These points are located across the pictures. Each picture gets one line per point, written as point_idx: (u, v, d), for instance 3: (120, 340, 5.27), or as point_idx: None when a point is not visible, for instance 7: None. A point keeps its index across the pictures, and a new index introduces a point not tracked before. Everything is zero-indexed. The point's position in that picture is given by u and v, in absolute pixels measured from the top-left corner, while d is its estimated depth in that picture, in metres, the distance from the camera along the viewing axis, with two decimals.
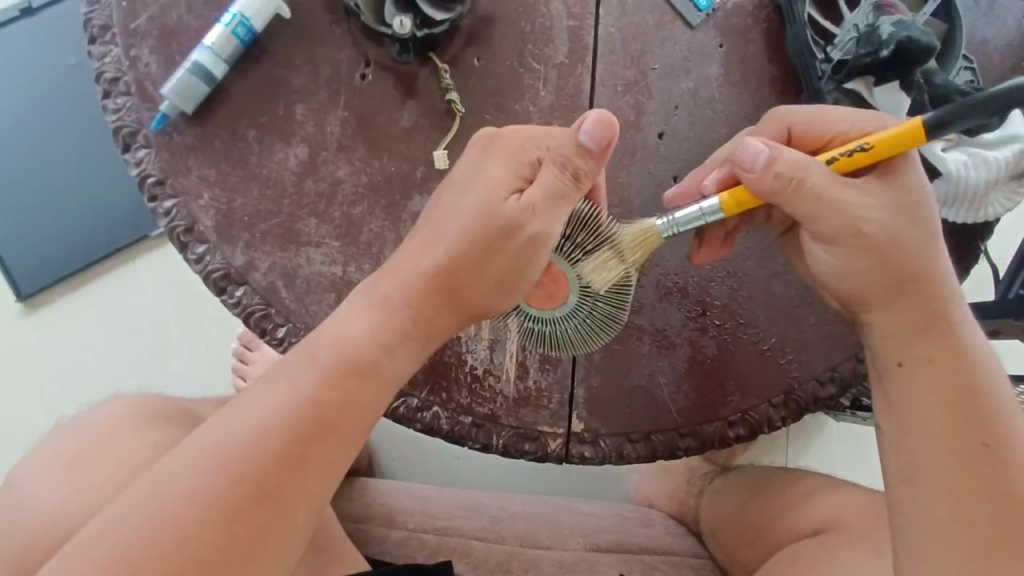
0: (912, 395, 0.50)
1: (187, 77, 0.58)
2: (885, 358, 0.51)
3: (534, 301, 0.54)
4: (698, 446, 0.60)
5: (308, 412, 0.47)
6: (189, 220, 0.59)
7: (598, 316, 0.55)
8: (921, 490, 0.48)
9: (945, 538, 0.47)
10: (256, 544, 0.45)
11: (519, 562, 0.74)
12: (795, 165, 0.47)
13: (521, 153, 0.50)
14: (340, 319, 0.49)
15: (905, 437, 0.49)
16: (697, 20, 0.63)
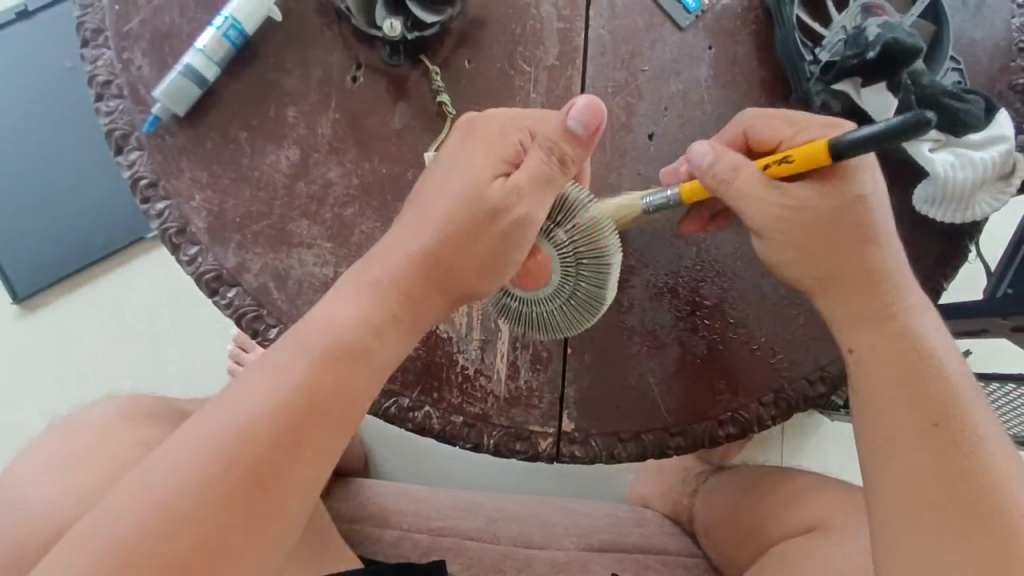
0: (871, 381, 0.51)
1: (179, 79, 0.58)
2: (843, 351, 0.53)
3: (520, 282, 0.54)
4: (688, 446, 0.61)
5: (302, 401, 0.48)
6: (181, 221, 0.59)
7: (580, 296, 0.53)
8: (889, 481, 0.49)
9: (916, 521, 0.47)
10: (243, 536, 0.45)
11: (513, 562, 0.75)
12: (731, 168, 0.51)
13: (505, 140, 0.51)
14: (341, 320, 0.50)
15: (867, 422, 0.51)
16: (686, 21, 0.64)
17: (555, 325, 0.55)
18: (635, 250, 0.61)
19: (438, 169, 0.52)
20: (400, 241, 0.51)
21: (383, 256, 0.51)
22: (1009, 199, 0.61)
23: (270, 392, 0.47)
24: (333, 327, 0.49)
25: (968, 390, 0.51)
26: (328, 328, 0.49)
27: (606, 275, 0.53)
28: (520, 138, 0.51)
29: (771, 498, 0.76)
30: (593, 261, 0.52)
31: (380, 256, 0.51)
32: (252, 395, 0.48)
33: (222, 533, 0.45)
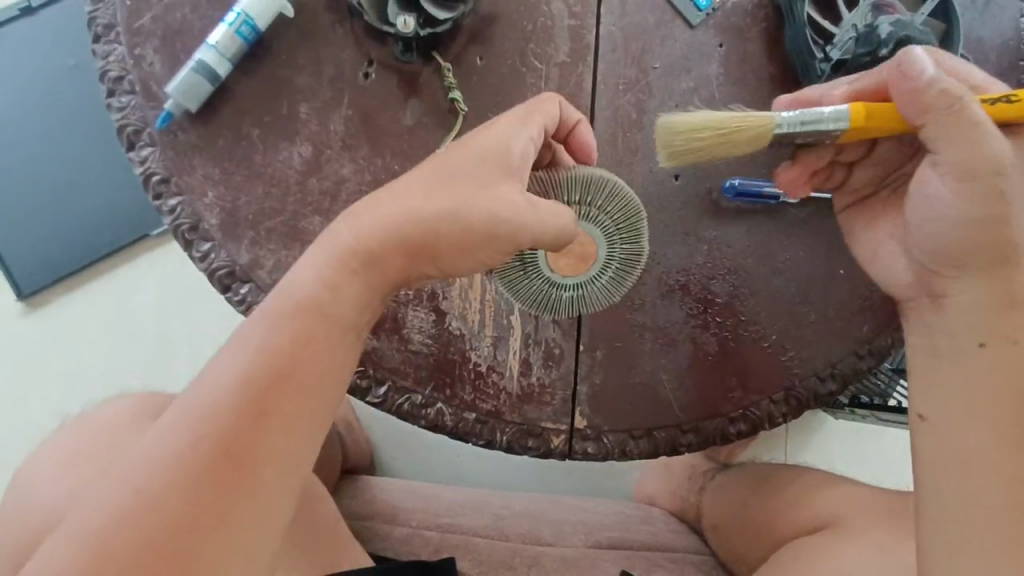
0: (971, 380, 0.49)
1: (192, 76, 0.58)
2: (964, 336, 0.49)
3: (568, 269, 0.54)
4: (700, 442, 0.61)
5: (274, 372, 0.46)
6: (194, 218, 0.59)
7: (624, 254, 0.56)
8: (971, 477, 0.48)
9: (991, 526, 0.47)
10: (222, 512, 0.43)
11: (523, 559, 0.74)
12: (954, 90, 0.46)
13: (519, 138, 0.50)
14: (307, 291, 0.48)
15: (960, 418, 0.49)
16: (697, 19, 0.64)
17: (585, 304, 0.56)
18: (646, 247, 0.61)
19: (438, 156, 0.50)
20: (380, 209, 0.49)
21: (353, 223, 0.49)
22: None
23: (237, 362, 0.46)
24: (305, 299, 0.48)
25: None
26: (295, 303, 0.48)
27: (640, 245, 0.55)
28: (530, 135, 0.51)
29: (781, 496, 0.76)
30: (631, 228, 0.54)
31: (347, 229, 0.49)
32: (223, 369, 0.46)
33: (196, 513, 0.43)
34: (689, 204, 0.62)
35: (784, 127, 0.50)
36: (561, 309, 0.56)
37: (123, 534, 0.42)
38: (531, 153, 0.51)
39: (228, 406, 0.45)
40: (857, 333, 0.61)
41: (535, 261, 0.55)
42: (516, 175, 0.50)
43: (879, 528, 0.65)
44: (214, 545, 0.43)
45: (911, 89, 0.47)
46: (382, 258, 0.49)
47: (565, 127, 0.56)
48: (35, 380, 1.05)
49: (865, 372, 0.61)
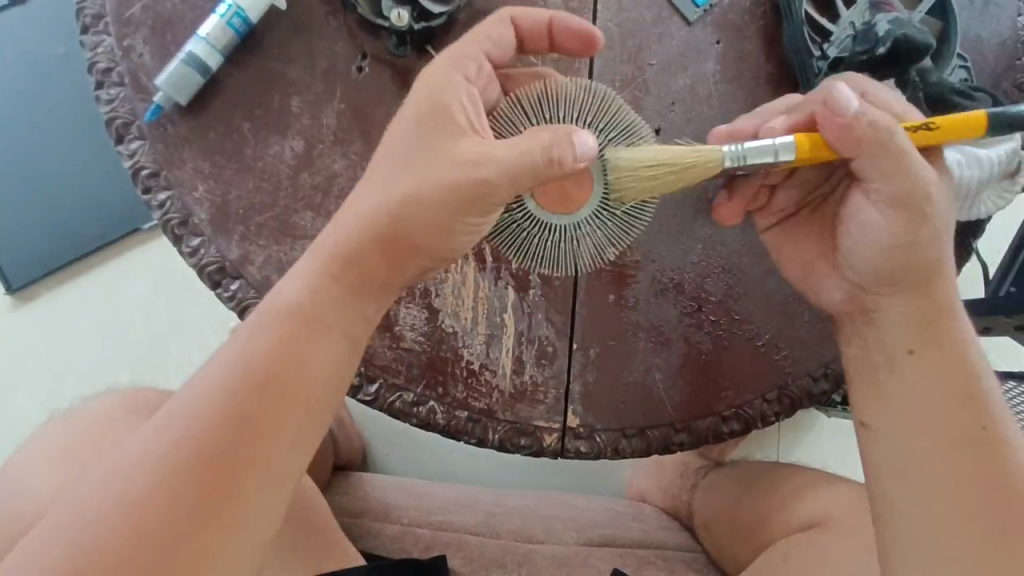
0: (906, 387, 0.49)
1: (181, 67, 0.57)
2: (894, 347, 0.50)
3: (552, 206, 0.53)
4: (692, 442, 0.61)
5: (259, 374, 0.45)
6: (184, 213, 0.58)
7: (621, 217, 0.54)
8: (914, 483, 0.48)
9: (943, 528, 0.46)
10: (209, 521, 0.43)
11: (514, 556, 0.74)
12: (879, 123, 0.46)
13: (457, 87, 0.49)
14: (296, 297, 0.48)
15: (898, 429, 0.49)
16: (694, 16, 0.63)
17: (559, 259, 0.54)
18: (640, 246, 0.61)
19: (386, 142, 0.50)
20: (373, 200, 0.48)
21: (337, 229, 0.49)
22: (1013, 197, 0.62)
23: (229, 363, 0.46)
24: (291, 305, 0.48)
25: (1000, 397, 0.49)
26: (278, 308, 0.48)
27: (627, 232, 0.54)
28: (466, 76, 0.50)
29: (773, 495, 0.76)
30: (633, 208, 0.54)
31: (334, 233, 0.49)
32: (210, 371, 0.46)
33: (179, 520, 0.42)
34: (684, 202, 0.61)
35: (729, 160, 0.49)
36: (534, 253, 0.54)
37: (105, 534, 0.41)
38: (476, 93, 0.50)
39: (214, 406, 0.44)
40: None
41: (524, 200, 0.53)
42: (467, 125, 0.49)
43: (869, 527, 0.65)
44: (197, 544, 0.42)
45: (840, 125, 0.47)
46: (362, 259, 0.49)
47: (540, 30, 0.55)
48: (24, 375, 1.04)
49: None
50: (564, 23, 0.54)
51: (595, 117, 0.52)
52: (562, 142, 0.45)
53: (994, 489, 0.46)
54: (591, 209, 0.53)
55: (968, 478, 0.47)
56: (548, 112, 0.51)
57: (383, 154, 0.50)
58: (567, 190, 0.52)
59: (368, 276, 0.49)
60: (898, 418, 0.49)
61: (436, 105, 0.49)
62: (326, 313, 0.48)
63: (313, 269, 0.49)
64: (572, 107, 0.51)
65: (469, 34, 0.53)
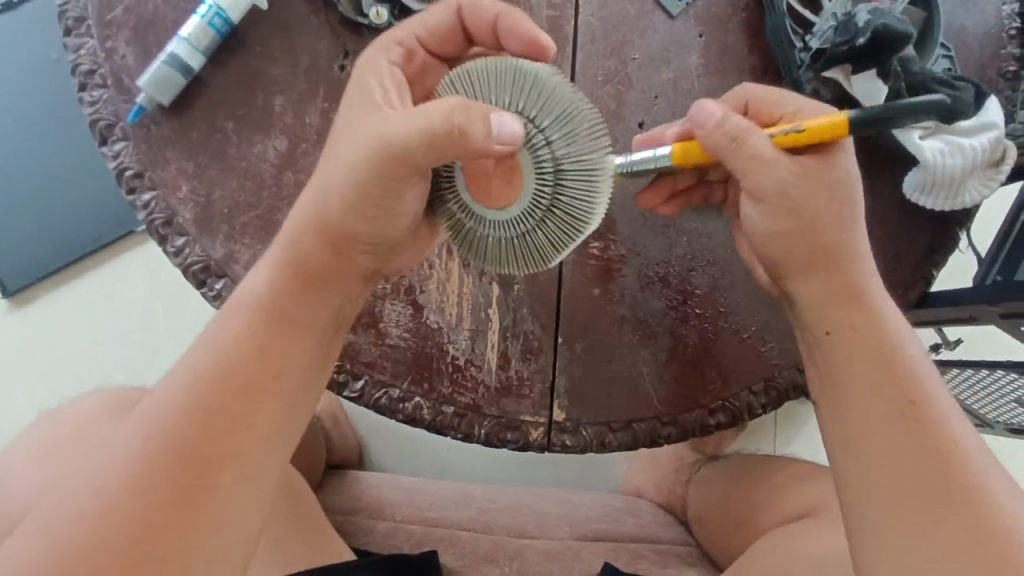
0: (841, 366, 0.48)
1: (163, 68, 0.58)
2: (813, 329, 0.50)
3: (479, 198, 0.48)
4: (678, 434, 0.61)
5: (229, 363, 0.46)
6: (168, 213, 0.59)
7: (559, 214, 0.47)
8: (866, 464, 0.46)
9: (903, 510, 0.44)
10: (182, 513, 0.43)
11: (505, 552, 0.74)
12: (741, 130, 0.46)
13: (380, 71, 0.50)
14: (261, 298, 0.48)
15: (839, 413, 0.48)
16: (676, 9, 0.63)
17: (478, 251, 0.49)
18: (625, 239, 0.61)
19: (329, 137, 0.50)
20: (325, 176, 0.48)
21: (291, 228, 0.49)
22: (998, 185, 0.62)
23: (210, 356, 0.46)
24: (253, 301, 0.48)
25: (930, 368, 0.48)
26: (242, 303, 0.48)
27: (570, 233, 0.47)
28: (390, 60, 0.51)
29: (763, 488, 0.77)
30: (570, 222, 0.47)
31: (299, 218, 0.49)
32: (188, 362, 0.47)
33: (153, 512, 0.43)
34: None
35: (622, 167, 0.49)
36: (460, 237, 0.50)
37: (83, 527, 0.42)
38: (396, 73, 0.51)
39: (198, 398, 0.45)
40: None
41: (454, 167, 0.48)
42: (380, 100, 0.49)
43: None
44: (173, 536, 0.43)
45: (701, 135, 0.46)
46: (311, 255, 0.49)
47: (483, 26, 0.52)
48: (22, 377, 1.05)
49: None
50: (508, 20, 0.50)
51: (521, 102, 0.45)
52: (438, 114, 0.42)
53: (944, 463, 0.44)
54: (519, 207, 0.47)
55: (918, 452, 0.45)
56: (475, 95, 0.46)
57: (328, 144, 0.49)
58: (498, 180, 0.47)
59: (325, 278, 0.49)
60: (837, 400, 0.48)
61: (363, 92, 0.49)
62: (289, 313, 0.48)
63: (273, 263, 0.49)
64: (503, 90, 0.46)
65: (413, 17, 0.53)
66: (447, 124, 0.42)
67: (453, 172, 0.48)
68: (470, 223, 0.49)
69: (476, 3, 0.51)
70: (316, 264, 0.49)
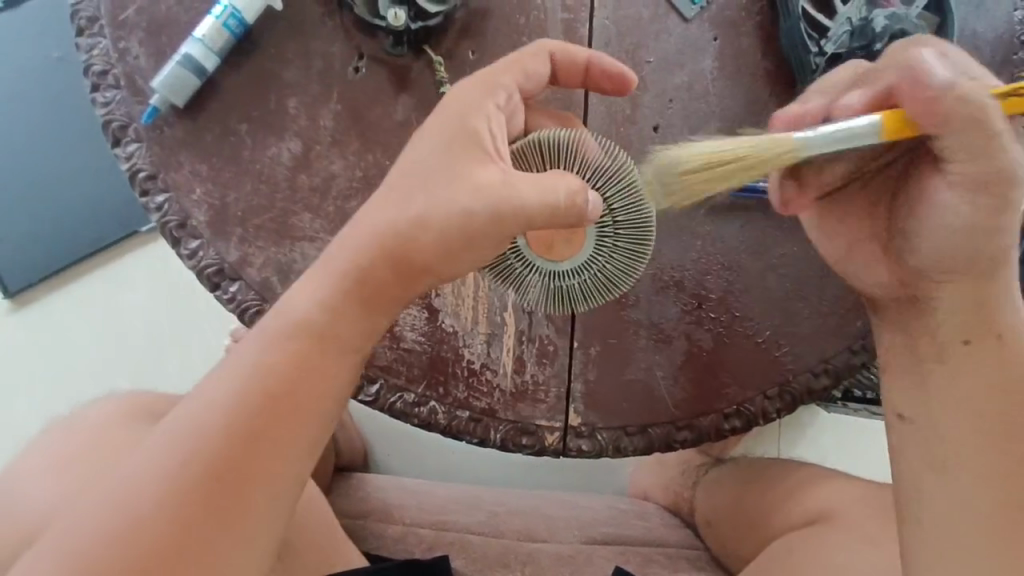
0: (945, 381, 0.50)
1: (178, 69, 0.57)
2: (942, 339, 0.50)
3: (541, 250, 0.51)
4: (694, 439, 0.61)
5: (274, 372, 0.46)
6: (182, 215, 0.58)
7: (609, 271, 0.52)
8: (943, 478, 0.49)
9: (960, 530, 0.48)
10: (209, 530, 0.42)
11: (517, 556, 0.74)
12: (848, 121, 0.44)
13: (488, 111, 0.49)
14: (308, 317, 0.47)
15: (934, 425, 0.50)
16: (691, 13, 0.63)
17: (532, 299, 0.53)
18: None
19: (406, 157, 0.49)
20: (371, 216, 0.48)
21: (345, 242, 0.48)
22: None
23: (237, 375, 0.45)
24: (299, 324, 0.47)
25: None
26: (287, 326, 0.47)
27: (607, 290, 0.53)
28: (498, 104, 0.50)
29: (772, 493, 0.76)
30: (615, 276, 0.52)
31: (343, 251, 0.48)
32: (220, 372, 0.46)
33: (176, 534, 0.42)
34: None
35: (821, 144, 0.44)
36: (516, 286, 0.53)
37: (102, 542, 0.41)
38: (501, 118, 0.49)
39: (234, 411, 0.44)
40: (850, 328, 0.61)
41: (519, 242, 0.52)
42: (491, 151, 0.48)
43: (870, 521, 0.65)
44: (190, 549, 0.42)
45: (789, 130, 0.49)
46: (373, 274, 0.48)
47: (575, 67, 0.55)
48: (24, 380, 1.04)
49: (858, 367, 0.61)
50: (603, 66, 0.55)
51: (592, 174, 0.49)
52: (563, 200, 0.45)
53: (1020, 490, 0.47)
54: (573, 263, 0.51)
55: (1000, 474, 0.48)
56: (554, 164, 0.50)
57: (398, 172, 0.49)
58: (558, 237, 0.50)
59: (380, 296, 0.48)
60: (935, 409, 0.50)
61: (466, 128, 0.48)
62: (339, 336, 0.48)
63: (323, 284, 0.47)
64: (582, 163, 0.49)
65: (503, 60, 0.52)
66: (570, 201, 0.45)
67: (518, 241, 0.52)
68: (529, 274, 0.52)
69: (566, 48, 0.54)
70: (369, 276, 0.48)
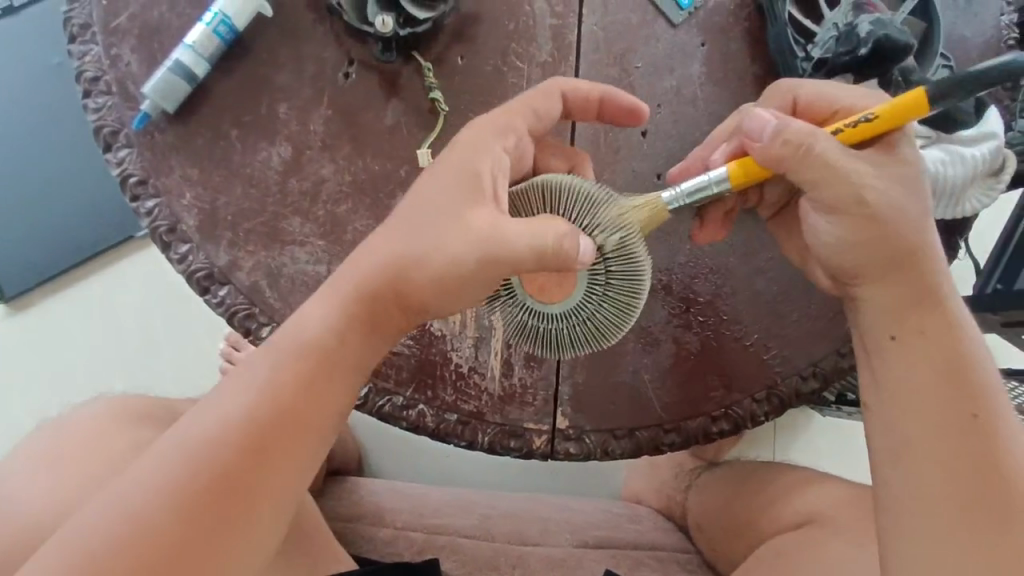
0: (894, 366, 0.48)
1: (168, 75, 0.58)
2: (876, 333, 0.50)
3: (532, 290, 0.51)
4: (681, 442, 0.61)
5: (265, 378, 0.46)
6: (172, 219, 0.59)
7: (597, 320, 0.51)
8: (906, 470, 0.46)
9: (931, 526, 0.45)
10: (191, 531, 0.42)
11: (508, 559, 0.74)
12: (803, 135, 0.47)
13: (491, 152, 0.49)
14: (313, 332, 0.48)
15: (890, 415, 0.48)
16: (679, 18, 0.64)
17: (517, 332, 0.53)
18: None
19: (411, 194, 0.50)
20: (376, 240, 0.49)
21: (360, 257, 0.49)
22: (998, 195, 0.62)
23: (239, 381, 0.46)
24: (311, 341, 0.48)
25: (996, 382, 0.48)
26: (293, 334, 0.48)
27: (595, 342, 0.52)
28: (505, 145, 0.50)
29: (762, 496, 0.76)
30: (601, 328, 0.51)
31: (354, 266, 0.49)
32: (233, 384, 0.46)
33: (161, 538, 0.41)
34: None
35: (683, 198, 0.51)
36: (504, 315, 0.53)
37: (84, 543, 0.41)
38: (507, 162, 0.50)
39: (222, 419, 0.44)
40: (839, 331, 0.61)
41: (511, 280, 0.51)
42: (489, 192, 0.48)
43: (859, 524, 0.65)
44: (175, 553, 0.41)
45: (757, 149, 0.49)
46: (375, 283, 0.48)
47: (588, 103, 0.55)
48: (18, 385, 1.04)
49: (846, 370, 0.61)
50: (613, 102, 0.56)
51: (581, 217, 0.49)
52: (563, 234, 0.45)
53: (981, 479, 0.45)
54: (565, 306, 0.50)
55: (963, 463, 0.45)
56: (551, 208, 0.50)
57: (408, 204, 0.50)
58: (549, 281, 0.50)
59: (376, 307, 0.49)
60: (889, 399, 0.48)
61: (468, 169, 0.49)
62: (342, 354, 0.48)
63: (334, 294, 0.49)
64: (578, 210, 0.49)
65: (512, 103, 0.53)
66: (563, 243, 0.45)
67: (511, 283, 0.51)
68: (517, 311, 0.52)
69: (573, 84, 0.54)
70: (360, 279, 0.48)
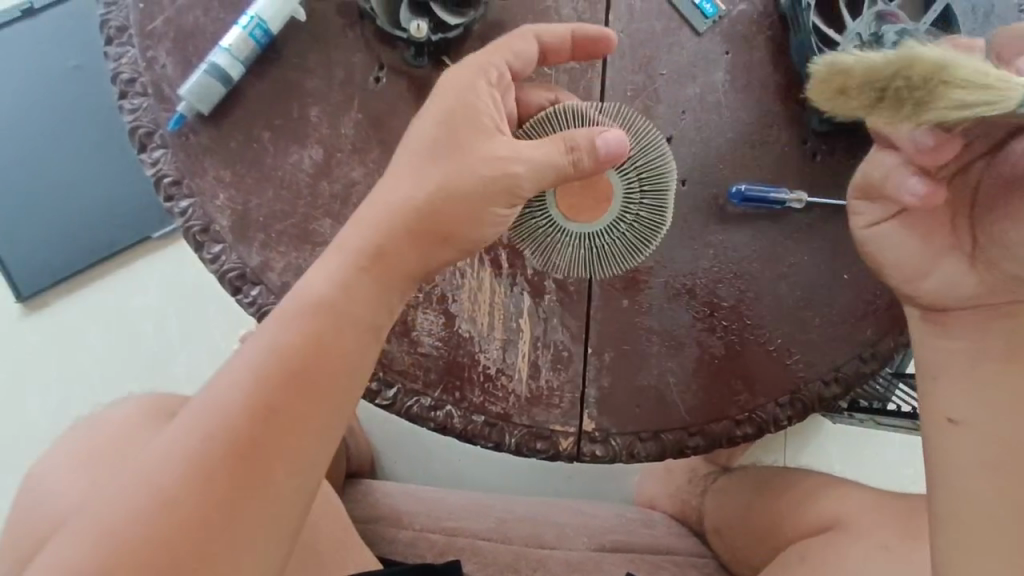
0: (996, 386, 0.51)
1: (205, 78, 0.59)
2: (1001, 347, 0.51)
3: (572, 212, 0.53)
4: (706, 446, 0.61)
5: (284, 364, 0.45)
6: (205, 220, 0.59)
7: (635, 233, 0.54)
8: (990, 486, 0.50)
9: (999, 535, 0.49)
10: (221, 522, 0.43)
11: (528, 562, 0.75)
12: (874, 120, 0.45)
13: (480, 90, 0.50)
14: (317, 298, 0.47)
15: (981, 430, 0.51)
16: (703, 27, 0.65)
17: (567, 261, 0.55)
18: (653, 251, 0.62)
19: (409, 138, 0.51)
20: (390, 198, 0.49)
21: (359, 225, 0.49)
22: None
23: (254, 364, 0.45)
24: (313, 299, 0.47)
25: None
26: (302, 303, 0.47)
27: (639, 251, 0.55)
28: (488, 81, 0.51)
29: (781, 500, 0.77)
30: (650, 218, 0.54)
31: (359, 232, 0.49)
32: (238, 366, 0.46)
33: (194, 529, 0.42)
34: (697, 205, 0.63)
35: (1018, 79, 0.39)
36: (549, 252, 0.55)
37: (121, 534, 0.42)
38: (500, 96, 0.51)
39: (250, 409, 0.44)
40: (862, 336, 0.62)
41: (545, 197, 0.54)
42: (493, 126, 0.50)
43: (881, 529, 0.65)
44: (206, 543, 0.42)
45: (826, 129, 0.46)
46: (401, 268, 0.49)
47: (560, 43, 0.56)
48: (33, 385, 1.05)
49: (869, 375, 0.62)
50: (586, 32, 0.56)
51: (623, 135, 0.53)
52: (584, 145, 0.48)
53: None
54: (605, 221, 0.54)
55: None
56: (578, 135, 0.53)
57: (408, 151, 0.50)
58: (586, 199, 0.53)
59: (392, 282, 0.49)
60: (982, 414, 0.51)
61: (464, 108, 0.50)
62: (364, 346, 0.49)
63: (338, 263, 0.49)
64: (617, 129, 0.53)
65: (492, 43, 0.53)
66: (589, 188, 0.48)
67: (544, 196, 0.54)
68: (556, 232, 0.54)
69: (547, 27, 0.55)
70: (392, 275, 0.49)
